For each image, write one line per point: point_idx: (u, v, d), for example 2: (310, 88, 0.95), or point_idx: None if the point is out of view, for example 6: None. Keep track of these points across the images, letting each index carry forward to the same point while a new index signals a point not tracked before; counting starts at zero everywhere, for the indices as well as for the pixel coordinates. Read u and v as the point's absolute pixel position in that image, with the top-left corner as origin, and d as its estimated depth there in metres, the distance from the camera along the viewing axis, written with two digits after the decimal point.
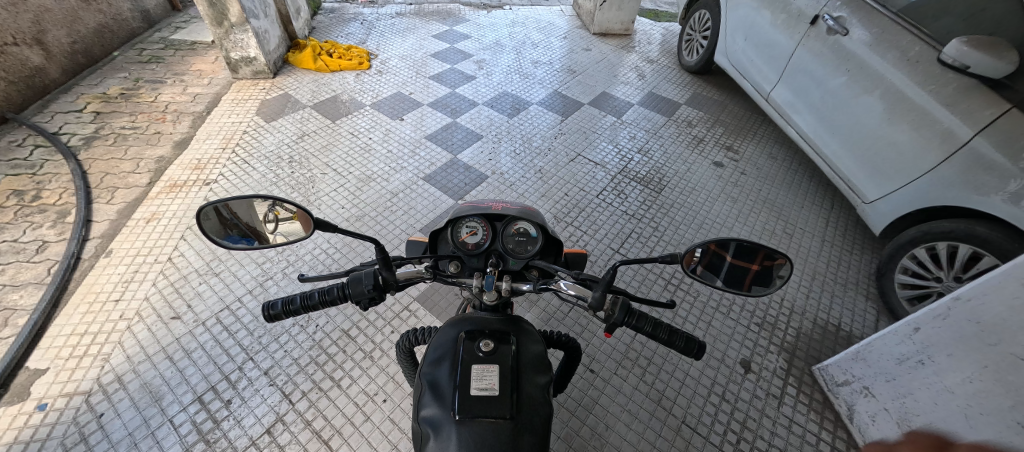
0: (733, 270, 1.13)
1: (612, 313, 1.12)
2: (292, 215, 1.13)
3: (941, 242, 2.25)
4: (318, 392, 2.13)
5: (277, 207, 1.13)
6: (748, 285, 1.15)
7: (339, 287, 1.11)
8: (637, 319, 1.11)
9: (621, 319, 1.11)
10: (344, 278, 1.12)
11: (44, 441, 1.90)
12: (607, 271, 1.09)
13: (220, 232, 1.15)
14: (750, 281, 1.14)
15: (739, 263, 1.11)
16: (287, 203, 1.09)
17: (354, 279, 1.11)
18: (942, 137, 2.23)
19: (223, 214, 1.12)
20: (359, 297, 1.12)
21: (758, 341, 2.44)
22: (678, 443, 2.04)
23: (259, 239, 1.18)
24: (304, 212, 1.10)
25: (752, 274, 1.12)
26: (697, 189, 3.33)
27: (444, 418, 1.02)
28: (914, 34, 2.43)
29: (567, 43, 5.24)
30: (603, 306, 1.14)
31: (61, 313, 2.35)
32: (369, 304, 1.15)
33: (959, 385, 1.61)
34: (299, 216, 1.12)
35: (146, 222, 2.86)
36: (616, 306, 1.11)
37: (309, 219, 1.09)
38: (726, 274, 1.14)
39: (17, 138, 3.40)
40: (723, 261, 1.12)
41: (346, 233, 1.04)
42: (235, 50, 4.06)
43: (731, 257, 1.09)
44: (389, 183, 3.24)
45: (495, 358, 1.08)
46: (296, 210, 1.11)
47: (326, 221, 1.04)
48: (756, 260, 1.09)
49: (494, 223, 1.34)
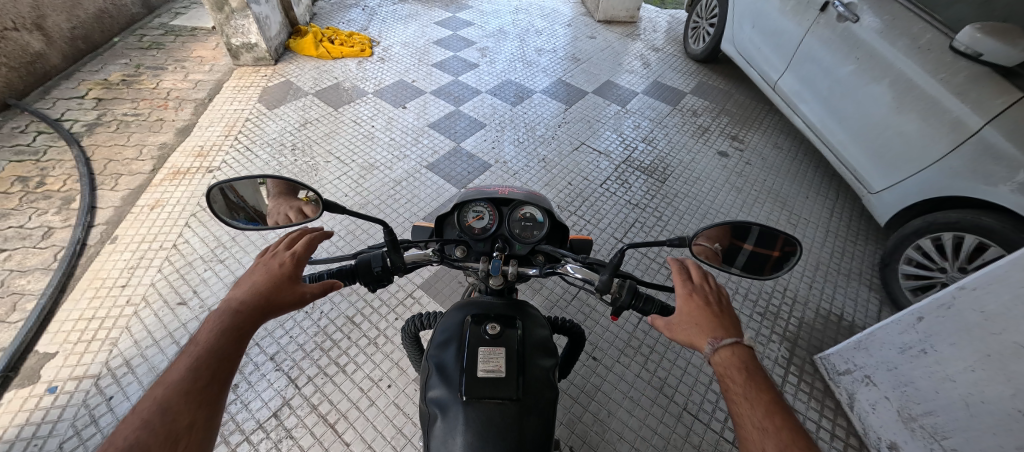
0: (752, 257, 1.14)
1: (619, 296, 1.14)
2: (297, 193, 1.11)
3: (946, 232, 2.25)
4: (323, 377, 2.15)
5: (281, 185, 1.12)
6: (768, 270, 1.16)
7: (346, 269, 1.11)
8: (644, 302, 1.14)
9: (628, 301, 1.13)
10: (351, 261, 1.11)
11: (55, 423, 1.93)
12: (613, 255, 1.10)
13: (229, 214, 1.16)
14: (770, 266, 1.15)
15: (759, 250, 1.12)
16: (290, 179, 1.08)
17: (363, 261, 1.11)
18: (951, 126, 2.21)
19: (232, 198, 1.13)
20: (367, 279, 1.13)
21: (760, 330, 2.45)
22: (679, 430, 2.06)
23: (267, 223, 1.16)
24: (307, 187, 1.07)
25: (773, 259, 1.14)
26: (701, 178, 3.32)
27: (452, 400, 1.02)
28: (926, 22, 2.39)
29: (571, 30, 5.18)
30: (610, 289, 1.14)
31: (68, 298, 2.37)
32: (377, 286, 1.16)
33: (960, 374, 1.63)
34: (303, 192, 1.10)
35: (150, 208, 2.86)
36: (624, 288, 1.13)
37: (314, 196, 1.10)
38: (744, 262, 1.15)
39: (18, 125, 3.39)
40: (741, 250, 1.14)
41: (353, 216, 1.02)
42: (236, 36, 4.03)
43: (751, 244, 1.11)
44: (392, 171, 3.24)
45: (501, 341, 1.08)
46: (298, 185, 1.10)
47: (334, 202, 1.02)
48: (775, 246, 1.11)
49: (500, 208, 1.33)
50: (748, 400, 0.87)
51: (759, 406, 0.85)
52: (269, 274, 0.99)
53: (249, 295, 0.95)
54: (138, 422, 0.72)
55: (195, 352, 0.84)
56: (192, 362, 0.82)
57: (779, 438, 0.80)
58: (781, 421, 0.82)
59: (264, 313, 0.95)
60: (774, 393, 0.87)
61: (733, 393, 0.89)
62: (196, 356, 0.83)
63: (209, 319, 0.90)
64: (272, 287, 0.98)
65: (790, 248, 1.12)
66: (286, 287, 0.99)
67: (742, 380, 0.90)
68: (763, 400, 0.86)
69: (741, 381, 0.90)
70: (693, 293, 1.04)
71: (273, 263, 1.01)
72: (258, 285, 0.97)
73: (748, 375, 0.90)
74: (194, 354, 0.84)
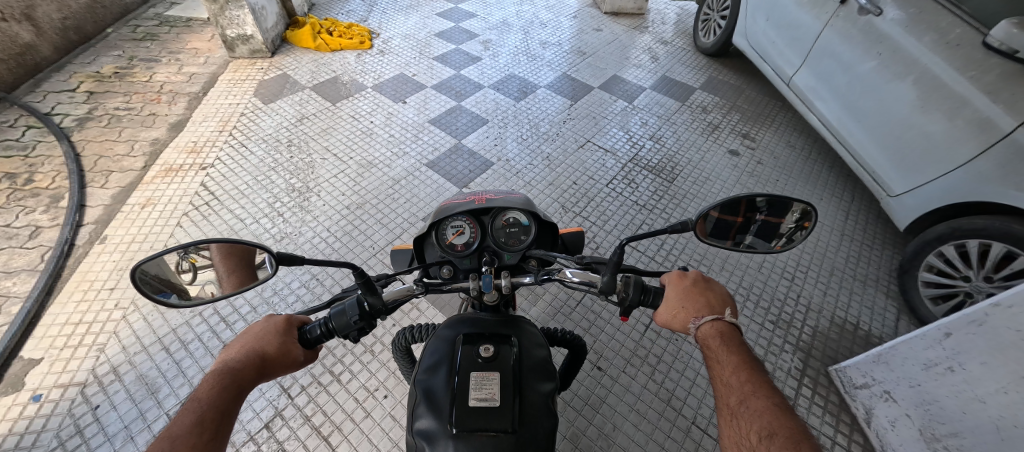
0: (717, 223, 1.03)
1: (626, 294, 1.02)
2: (229, 255, 0.95)
3: (972, 239, 2.13)
4: (317, 386, 2.07)
5: (196, 252, 0.92)
6: (731, 234, 1.07)
7: (322, 324, 0.98)
8: (654, 296, 1.02)
9: (637, 299, 1.01)
10: (326, 312, 0.99)
11: (38, 433, 1.85)
12: (613, 252, 0.98)
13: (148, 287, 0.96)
14: (735, 231, 1.06)
15: (723, 217, 1.00)
16: (222, 244, 0.91)
17: (337, 311, 0.99)
18: (982, 127, 2.08)
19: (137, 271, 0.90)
20: (347, 331, 1.00)
21: (772, 339, 2.35)
22: (687, 445, 1.97)
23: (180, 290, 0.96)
24: (251, 249, 0.92)
25: (737, 225, 1.04)
26: (711, 179, 3.19)
27: (440, 431, 0.89)
28: (955, 15, 2.26)
29: (576, 23, 5.02)
30: (615, 289, 1.03)
31: (55, 301, 2.29)
32: (360, 335, 1.04)
33: (991, 395, 1.51)
34: (238, 253, 0.95)
35: (141, 207, 2.77)
36: (629, 286, 1.02)
37: (240, 258, 0.97)
38: (709, 229, 1.05)
39: (7, 119, 3.30)
40: (705, 218, 1.01)
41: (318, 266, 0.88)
42: (232, 28, 3.92)
43: (717, 213, 0.98)
44: (391, 169, 3.13)
45: (496, 364, 0.96)
46: (236, 250, 0.94)
47: (291, 256, 0.86)
48: (738, 212, 0.99)
49: (480, 217, 1.23)
50: (720, 361, 0.91)
51: (730, 366, 0.90)
52: (263, 334, 0.96)
53: (243, 354, 0.90)
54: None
55: (193, 409, 0.77)
56: (196, 415, 0.76)
57: (742, 393, 0.85)
58: (746, 378, 0.86)
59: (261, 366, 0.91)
60: (749, 357, 0.91)
61: (711, 357, 0.93)
62: (197, 412, 0.77)
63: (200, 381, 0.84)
64: (268, 345, 0.94)
65: (754, 212, 1.00)
66: (291, 339, 0.98)
67: (720, 346, 0.93)
68: (736, 362, 0.90)
69: (719, 347, 0.93)
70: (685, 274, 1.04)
71: (264, 324, 0.98)
72: (261, 339, 0.94)
73: (727, 340, 0.93)
74: (193, 410, 0.77)
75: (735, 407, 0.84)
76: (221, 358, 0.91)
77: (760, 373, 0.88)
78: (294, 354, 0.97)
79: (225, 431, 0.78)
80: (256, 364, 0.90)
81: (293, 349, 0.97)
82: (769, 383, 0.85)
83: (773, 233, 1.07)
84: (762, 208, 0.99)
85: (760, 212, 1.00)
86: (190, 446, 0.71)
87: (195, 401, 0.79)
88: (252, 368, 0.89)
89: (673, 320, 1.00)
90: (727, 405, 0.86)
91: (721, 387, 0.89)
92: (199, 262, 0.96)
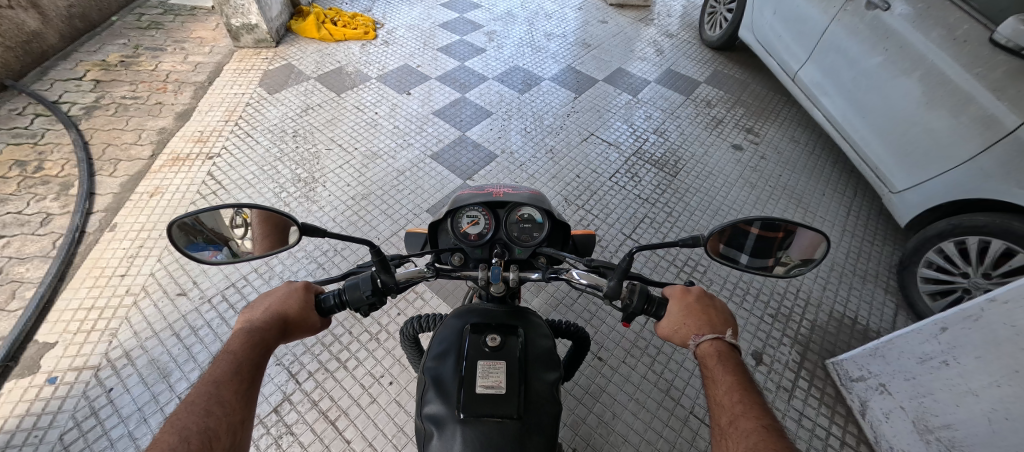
0: (757, 241, 1.04)
1: (630, 302, 1.04)
2: (266, 220, 1.00)
3: (972, 236, 2.15)
4: (324, 373, 2.12)
5: (245, 209, 0.99)
6: (772, 252, 1.08)
7: (336, 294, 1.02)
8: (657, 307, 1.06)
9: (640, 307, 1.04)
10: (341, 284, 1.02)
11: (55, 414, 1.91)
12: (622, 259, 1.00)
13: (184, 240, 0.99)
14: (774, 250, 1.07)
15: (764, 235, 1.01)
16: (260, 209, 0.95)
17: (352, 285, 1.02)
18: (985, 124, 2.09)
19: (185, 223, 0.96)
20: (358, 304, 1.03)
21: (770, 332, 2.39)
22: (685, 434, 2.01)
23: (230, 246, 1.03)
24: (288, 220, 0.96)
25: (776, 244, 1.04)
26: (714, 173, 3.21)
27: (448, 416, 0.93)
28: (963, 10, 2.25)
29: (581, 14, 5.00)
30: (619, 295, 1.05)
31: (67, 286, 2.34)
32: (370, 310, 1.07)
33: (984, 389, 1.54)
34: (276, 222, 0.99)
35: (150, 196, 2.81)
36: (634, 294, 1.03)
37: (281, 230, 1.02)
38: (749, 247, 1.06)
39: (16, 107, 3.33)
40: (747, 234, 1.02)
41: (336, 239, 0.92)
42: (236, 17, 3.90)
43: (758, 230, 1.00)
44: (395, 160, 3.16)
45: (503, 353, 0.99)
46: (278, 221, 0.99)
47: (314, 226, 0.91)
48: (783, 231, 1.00)
49: (496, 211, 1.27)
50: (715, 380, 0.92)
51: (724, 385, 0.90)
52: (284, 296, 1.02)
53: (266, 316, 0.97)
54: (196, 414, 0.76)
55: (229, 360, 0.86)
56: (231, 367, 0.85)
57: (733, 413, 0.85)
58: (738, 398, 0.86)
59: (281, 328, 0.98)
60: (745, 379, 0.91)
61: (708, 376, 0.95)
62: (232, 362, 0.86)
63: (229, 336, 0.92)
64: (289, 307, 1.00)
65: (796, 231, 1.01)
66: (309, 305, 1.03)
67: (717, 365, 0.94)
68: (729, 381, 0.91)
69: (716, 366, 0.94)
70: (691, 290, 1.07)
71: (286, 288, 1.04)
72: (282, 300, 1.01)
73: (724, 361, 0.95)
74: (229, 360, 0.86)
75: (726, 427, 0.84)
76: (246, 316, 0.99)
77: (755, 395, 0.88)
78: (312, 320, 1.03)
79: (257, 384, 0.87)
80: (279, 325, 0.98)
81: (310, 316, 1.03)
82: (761, 405, 0.85)
83: (808, 256, 1.10)
84: (805, 229, 1.00)
85: (802, 232, 1.01)
86: (231, 395, 0.81)
87: (227, 354, 0.87)
88: (275, 329, 0.96)
89: (674, 334, 1.04)
90: (718, 424, 0.85)
91: (715, 406, 0.89)
92: (250, 219, 1.02)
